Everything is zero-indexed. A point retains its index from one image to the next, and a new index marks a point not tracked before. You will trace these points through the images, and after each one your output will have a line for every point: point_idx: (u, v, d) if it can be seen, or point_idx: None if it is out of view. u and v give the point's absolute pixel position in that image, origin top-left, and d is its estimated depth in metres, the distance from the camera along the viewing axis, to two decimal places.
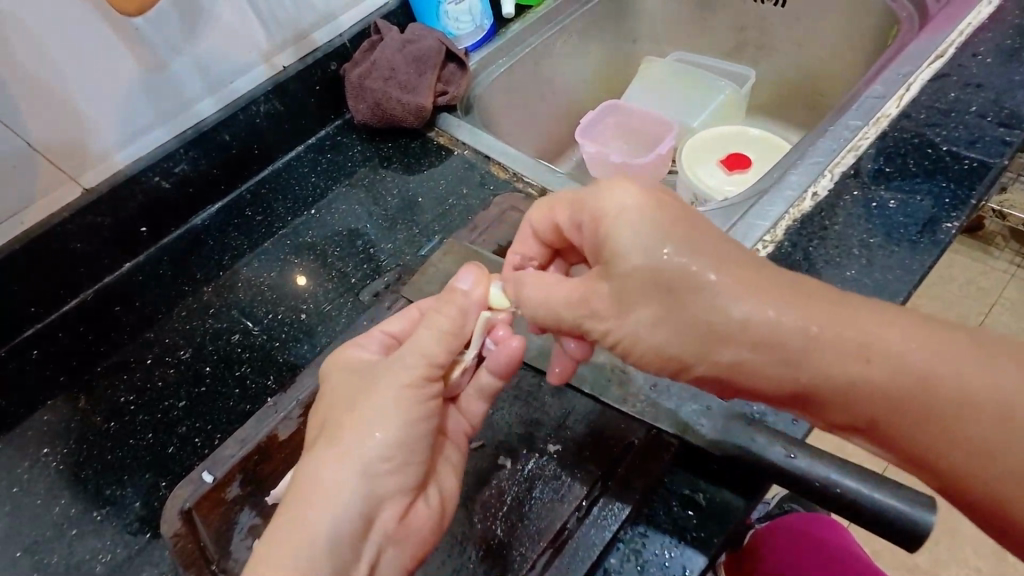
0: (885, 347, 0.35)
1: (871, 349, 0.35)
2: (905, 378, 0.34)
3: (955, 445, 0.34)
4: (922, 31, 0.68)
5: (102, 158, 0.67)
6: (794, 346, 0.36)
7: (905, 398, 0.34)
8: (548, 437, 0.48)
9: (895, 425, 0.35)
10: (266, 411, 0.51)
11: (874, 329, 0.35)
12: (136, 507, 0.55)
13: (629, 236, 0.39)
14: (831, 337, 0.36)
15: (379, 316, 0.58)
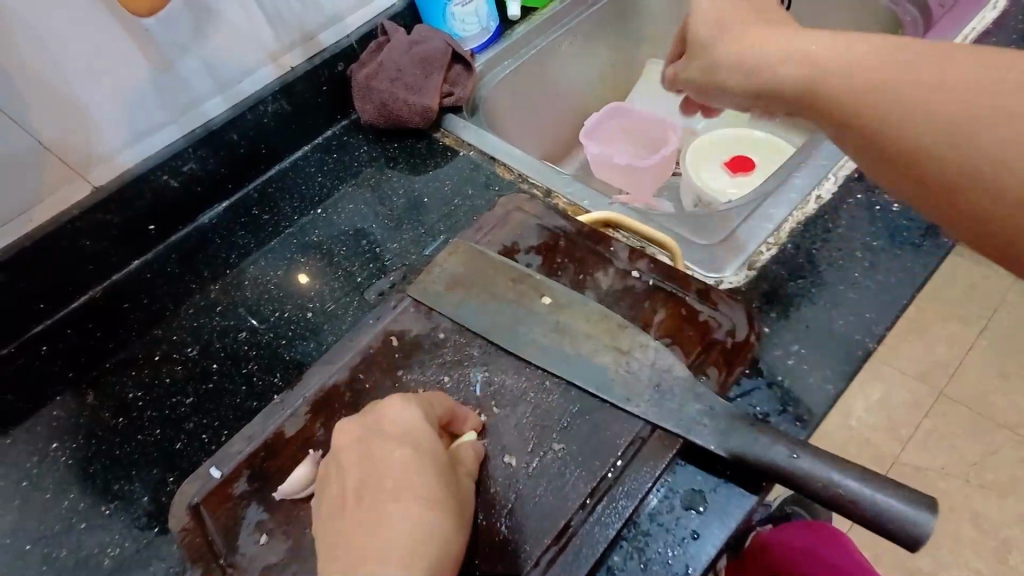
0: (958, 71, 0.34)
1: (890, 65, 0.36)
2: (932, 128, 0.34)
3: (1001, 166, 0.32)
4: (926, 35, 0.69)
5: (112, 157, 0.68)
6: (835, 66, 0.38)
7: (946, 103, 0.33)
8: (554, 437, 0.48)
9: (929, 97, 0.34)
10: (273, 408, 0.52)
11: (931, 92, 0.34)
12: (144, 502, 0.56)
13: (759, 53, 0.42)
14: (898, 100, 0.35)
15: (385, 314, 0.56)
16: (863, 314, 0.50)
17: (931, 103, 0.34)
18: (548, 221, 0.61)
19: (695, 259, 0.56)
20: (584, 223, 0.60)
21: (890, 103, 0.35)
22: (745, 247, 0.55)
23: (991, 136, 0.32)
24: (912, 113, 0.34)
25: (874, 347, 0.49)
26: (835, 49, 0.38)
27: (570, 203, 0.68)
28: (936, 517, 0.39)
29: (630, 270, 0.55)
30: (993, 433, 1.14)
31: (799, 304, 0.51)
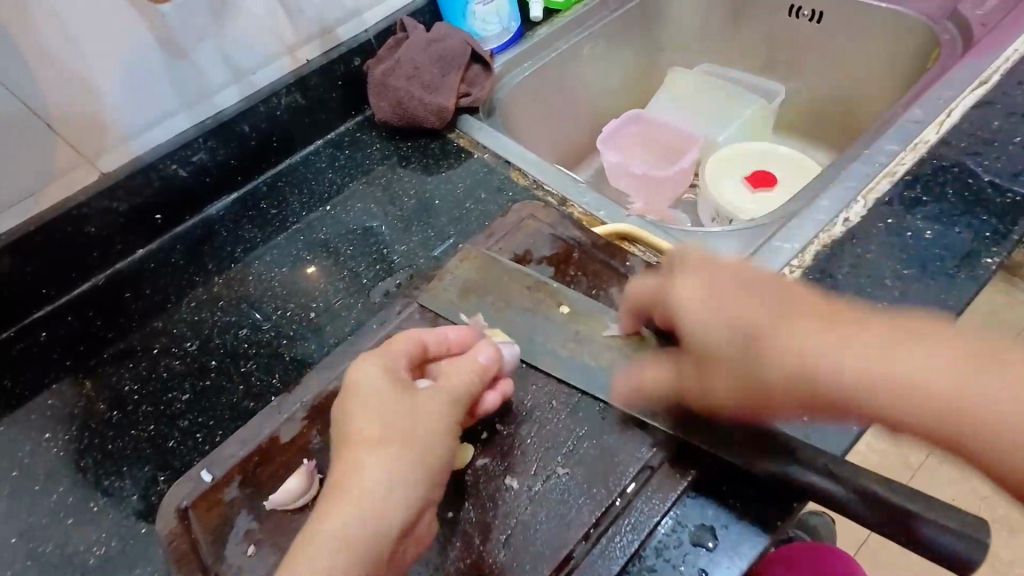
0: (875, 340, 0.37)
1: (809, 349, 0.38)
2: (868, 386, 0.36)
3: (899, 364, 0.36)
4: (966, 55, 0.66)
5: (121, 144, 0.67)
6: (793, 287, 0.43)
7: (861, 378, 0.36)
8: (562, 467, 0.45)
9: (815, 350, 0.38)
10: (270, 411, 0.50)
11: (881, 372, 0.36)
12: (133, 500, 0.54)
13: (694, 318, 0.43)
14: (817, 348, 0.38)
15: (390, 320, 0.55)
16: None
17: (856, 359, 0.36)
18: (562, 231, 0.58)
19: None
20: (600, 235, 0.58)
21: (836, 379, 0.37)
22: (766, 269, 0.53)
23: (855, 358, 0.37)
24: (810, 349, 0.38)
25: None
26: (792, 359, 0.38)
27: (585, 212, 0.65)
28: (977, 544, 0.37)
29: None
30: None
31: None
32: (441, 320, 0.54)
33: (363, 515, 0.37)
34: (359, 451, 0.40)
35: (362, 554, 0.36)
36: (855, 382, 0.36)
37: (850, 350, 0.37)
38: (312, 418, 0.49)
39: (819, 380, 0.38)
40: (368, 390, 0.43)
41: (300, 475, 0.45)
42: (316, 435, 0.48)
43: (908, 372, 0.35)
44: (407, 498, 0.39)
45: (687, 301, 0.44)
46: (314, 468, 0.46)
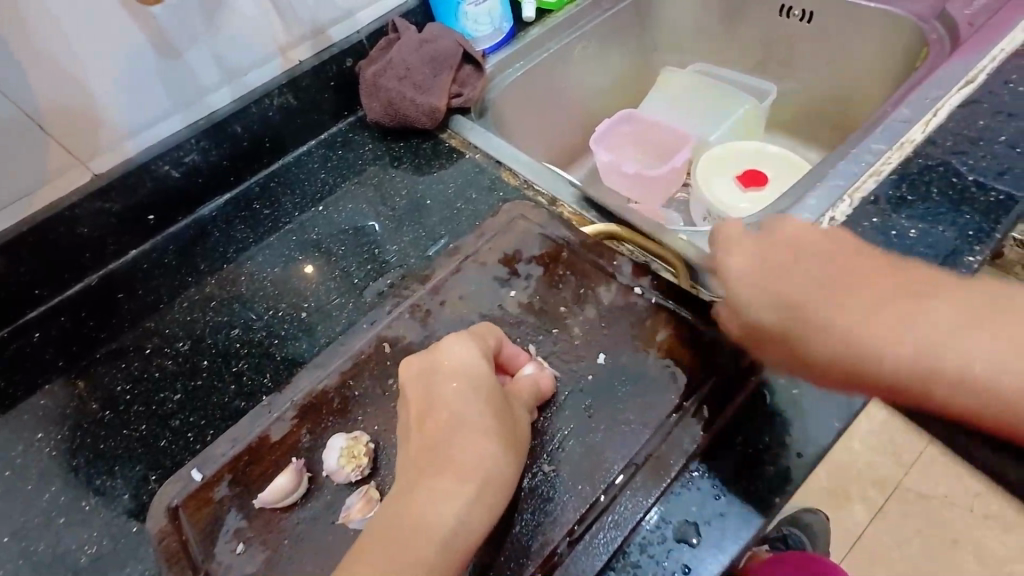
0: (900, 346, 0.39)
1: (836, 327, 0.41)
2: (911, 359, 0.39)
3: (910, 345, 0.39)
4: (953, 55, 0.66)
5: (113, 145, 0.67)
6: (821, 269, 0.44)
7: (895, 349, 0.39)
8: (551, 466, 0.45)
9: (824, 306, 0.42)
10: (260, 410, 0.50)
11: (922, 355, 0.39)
12: (125, 499, 0.54)
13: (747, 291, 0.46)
14: (836, 339, 0.41)
15: (379, 319, 0.55)
16: None
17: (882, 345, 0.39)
18: (552, 231, 0.59)
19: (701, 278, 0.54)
20: (589, 235, 0.58)
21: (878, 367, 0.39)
22: None
23: (900, 349, 0.39)
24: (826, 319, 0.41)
25: None
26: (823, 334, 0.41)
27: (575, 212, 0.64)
28: None
29: (633, 286, 0.53)
30: None
31: None
32: (431, 319, 0.55)
33: (437, 494, 0.40)
34: (442, 435, 0.43)
35: (440, 530, 0.38)
36: (904, 350, 0.39)
37: (872, 364, 0.40)
38: (302, 417, 0.50)
39: (861, 355, 0.40)
40: (449, 375, 0.45)
41: (288, 473, 0.46)
42: (306, 434, 0.49)
43: (955, 358, 0.38)
44: (482, 483, 0.41)
45: (735, 281, 0.47)
46: (302, 467, 0.46)
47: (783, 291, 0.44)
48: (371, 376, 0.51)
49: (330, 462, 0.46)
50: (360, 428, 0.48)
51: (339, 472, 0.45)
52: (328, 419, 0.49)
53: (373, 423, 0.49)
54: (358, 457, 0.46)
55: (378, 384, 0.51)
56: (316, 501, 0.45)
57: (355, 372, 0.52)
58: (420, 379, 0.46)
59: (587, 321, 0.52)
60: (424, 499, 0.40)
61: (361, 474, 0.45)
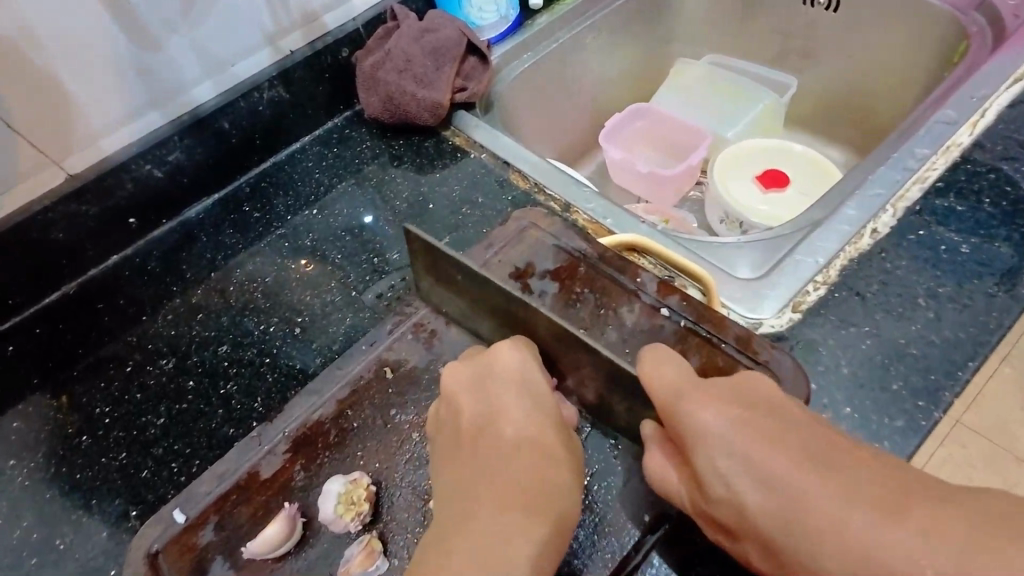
0: (824, 506, 0.31)
1: (770, 466, 0.34)
2: (821, 525, 0.31)
3: (832, 515, 0.31)
4: (1001, 49, 0.61)
5: (88, 143, 0.61)
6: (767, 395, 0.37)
7: (811, 516, 0.32)
8: (579, 519, 0.42)
9: (814, 497, 0.32)
10: (249, 442, 0.45)
11: (834, 513, 0.31)
12: (103, 537, 0.50)
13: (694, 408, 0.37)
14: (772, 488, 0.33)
15: (380, 340, 0.50)
16: (927, 375, 0.43)
17: (807, 500, 0.32)
18: (567, 241, 0.54)
19: (732, 297, 0.49)
20: (607, 246, 0.53)
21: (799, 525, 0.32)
22: (788, 285, 0.48)
23: (816, 513, 0.31)
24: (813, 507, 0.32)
25: (941, 418, 0.41)
26: (745, 475, 0.34)
27: (590, 220, 0.60)
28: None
29: (659, 306, 0.48)
30: None
31: (850, 356, 0.44)
32: (436, 341, 0.50)
33: (503, 528, 0.35)
34: (498, 456, 0.39)
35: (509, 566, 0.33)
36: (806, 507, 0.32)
37: (792, 520, 0.32)
38: (295, 451, 0.45)
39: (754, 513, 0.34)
40: (505, 384, 0.42)
41: (279, 522, 0.41)
42: (299, 471, 0.44)
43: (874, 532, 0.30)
44: (554, 523, 0.36)
45: (706, 438, 0.36)
46: (295, 512, 0.42)
47: (718, 422, 0.36)
48: (371, 405, 0.47)
49: (327, 510, 0.41)
50: (360, 470, 0.43)
51: (337, 521, 0.41)
52: (324, 455, 0.45)
53: (372, 459, 0.45)
54: (357, 503, 0.41)
55: (379, 415, 0.46)
56: (311, 550, 0.41)
57: (354, 401, 0.47)
58: (467, 393, 0.42)
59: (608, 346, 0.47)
60: (492, 530, 0.35)
61: (362, 523, 0.41)
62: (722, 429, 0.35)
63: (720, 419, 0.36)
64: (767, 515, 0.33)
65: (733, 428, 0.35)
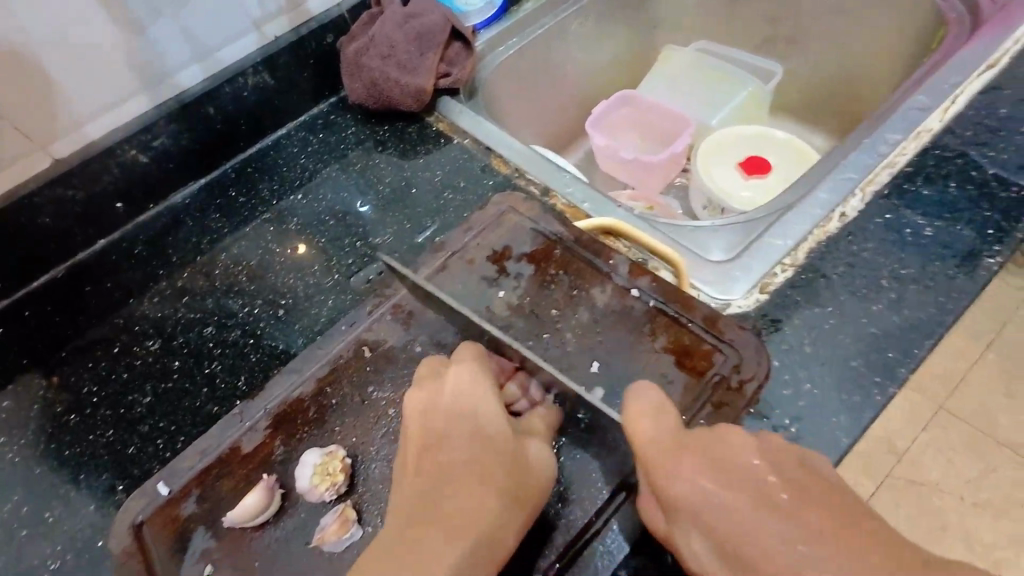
0: (740, 517, 0.34)
1: (699, 479, 0.36)
2: (736, 534, 0.34)
3: (746, 526, 0.33)
4: (975, 35, 0.62)
5: (73, 128, 0.62)
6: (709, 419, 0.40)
7: (727, 526, 0.34)
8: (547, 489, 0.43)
9: (729, 509, 0.34)
10: (231, 419, 0.47)
11: (746, 524, 0.33)
12: (91, 511, 0.52)
13: (641, 419, 0.40)
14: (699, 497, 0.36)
15: (359, 321, 0.51)
16: (886, 353, 0.45)
17: (726, 511, 0.34)
18: (544, 225, 0.55)
19: (702, 279, 0.50)
20: (583, 229, 0.54)
21: (716, 532, 0.34)
22: (757, 267, 0.50)
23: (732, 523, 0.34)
24: (729, 511, 0.34)
25: (896, 393, 0.43)
26: (674, 483, 0.37)
27: (569, 204, 0.61)
28: None
29: (630, 288, 0.49)
30: (993, 455, 1.09)
31: (813, 335, 0.46)
32: (414, 321, 0.51)
33: (426, 549, 0.35)
34: (436, 474, 0.40)
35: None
36: (726, 516, 0.34)
37: (712, 528, 0.34)
38: (275, 427, 0.46)
39: (678, 518, 0.36)
40: (452, 403, 0.43)
41: (258, 491, 0.43)
42: (279, 446, 0.46)
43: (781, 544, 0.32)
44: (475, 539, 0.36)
45: (646, 450, 0.39)
46: (273, 484, 0.43)
47: (655, 438, 0.39)
48: (350, 383, 0.48)
49: (304, 480, 0.43)
50: (336, 443, 0.45)
51: (313, 491, 0.43)
52: (303, 430, 0.46)
53: (350, 434, 0.46)
54: (332, 474, 0.43)
55: (357, 392, 0.48)
56: (289, 520, 0.43)
57: (333, 379, 0.48)
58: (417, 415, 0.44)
59: (579, 326, 0.49)
60: (412, 550, 0.35)
61: (337, 492, 0.43)
62: (661, 443, 0.39)
63: (657, 434, 0.39)
64: (690, 521, 0.36)
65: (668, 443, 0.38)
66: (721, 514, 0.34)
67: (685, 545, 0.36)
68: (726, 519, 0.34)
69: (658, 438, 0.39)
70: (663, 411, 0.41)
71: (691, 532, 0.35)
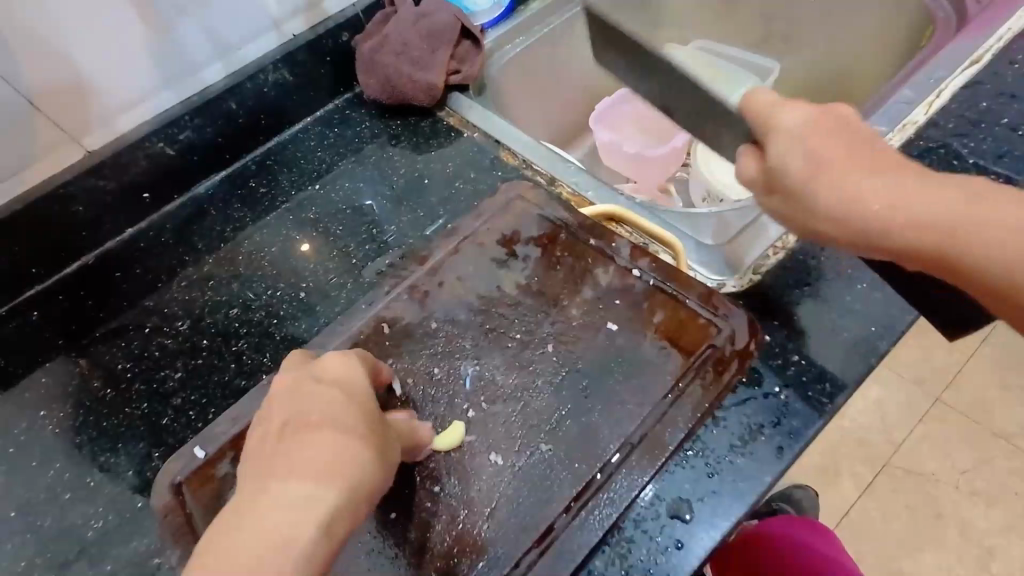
0: (926, 197, 0.38)
1: (885, 179, 0.39)
2: (892, 203, 0.38)
3: (909, 204, 0.38)
4: (960, 33, 0.65)
5: (105, 121, 0.66)
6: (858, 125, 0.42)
7: (877, 198, 0.39)
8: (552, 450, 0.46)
9: (908, 196, 0.38)
10: (261, 389, 0.51)
11: (922, 200, 0.38)
12: (128, 476, 0.56)
13: (793, 127, 0.42)
14: (860, 178, 0.39)
15: (378, 300, 0.55)
16: (867, 327, 0.48)
17: (869, 183, 0.39)
18: (550, 212, 0.58)
19: (699, 261, 0.54)
20: (588, 216, 0.57)
21: (873, 213, 0.39)
22: (751, 250, 0.53)
23: (875, 186, 0.39)
24: (877, 203, 0.39)
25: (877, 363, 0.47)
26: (842, 203, 0.40)
27: (574, 193, 0.65)
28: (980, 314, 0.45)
29: (631, 268, 0.53)
30: (988, 443, 1.11)
31: (800, 312, 0.49)
32: (429, 301, 0.55)
33: (303, 493, 0.36)
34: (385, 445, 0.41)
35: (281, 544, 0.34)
36: (883, 200, 0.39)
37: (875, 196, 0.39)
38: None
39: (862, 201, 0.39)
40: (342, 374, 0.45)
41: None
42: None
43: (962, 212, 0.37)
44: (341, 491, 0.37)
45: (805, 155, 0.41)
46: None
47: (837, 137, 0.41)
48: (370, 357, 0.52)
49: None
50: None
51: None
52: None
53: None
54: None
55: None
56: None
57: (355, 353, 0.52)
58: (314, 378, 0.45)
59: (584, 304, 0.52)
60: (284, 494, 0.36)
61: None
62: (821, 151, 0.40)
63: (818, 138, 0.41)
64: (847, 186, 0.40)
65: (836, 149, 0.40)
66: (869, 206, 0.39)
67: (856, 185, 0.39)
68: (893, 197, 0.38)
69: (805, 152, 0.41)
70: (823, 112, 0.42)
71: (875, 221, 0.39)
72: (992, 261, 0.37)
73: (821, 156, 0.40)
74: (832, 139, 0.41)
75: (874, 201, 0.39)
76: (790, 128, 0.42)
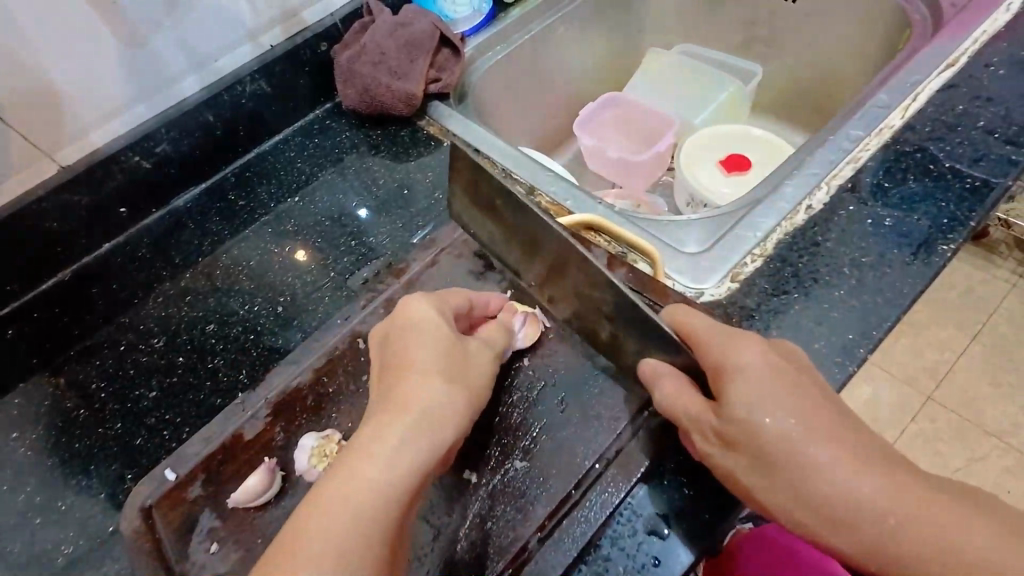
0: (804, 408, 0.39)
1: (787, 389, 0.40)
2: (779, 397, 0.40)
3: (795, 415, 0.39)
4: (937, 36, 0.65)
5: (78, 135, 0.65)
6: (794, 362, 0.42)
7: (771, 395, 0.40)
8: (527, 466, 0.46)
9: (788, 412, 0.39)
10: (234, 408, 0.50)
11: (798, 415, 0.39)
12: (101, 498, 0.55)
13: (732, 357, 0.42)
14: (762, 386, 0.40)
15: (354, 314, 0.54)
16: (846, 334, 0.48)
17: (762, 397, 0.40)
18: None
19: (677, 270, 0.53)
20: (565, 225, 0.56)
21: (745, 400, 0.40)
22: (728, 258, 0.53)
23: (762, 391, 0.40)
24: (760, 394, 0.40)
25: (854, 371, 0.46)
26: (747, 374, 0.41)
27: (553, 202, 0.65)
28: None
29: None
30: (980, 442, 1.11)
31: (780, 321, 0.49)
32: None
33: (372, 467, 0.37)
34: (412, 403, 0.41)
35: (329, 531, 0.35)
36: (769, 399, 0.40)
37: (753, 390, 0.40)
38: (275, 415, 0.49)
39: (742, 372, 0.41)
40: (412, 331, 0.45)
41: (259, 473, 0.46)
42: (279, 432, 0.48)
43: (830, 454, 0.38)
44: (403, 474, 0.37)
45: (733, 367, 0.41)
46: (274, 467, 0.46)
47: (764, 366, 0.41)
48: (345, 372, 0.51)
49: (302, 462, 0.46)
50: (332, 427, 0.48)
51: (311, 471, 0.46)
52: (302, 417, 0.49)
53: (346, 420, 0.49)
54: (329, 455, 0.46)
55: (352, 381, 0.51)
56: (290, 499, 0.46)
57: (330, 368, 0.51)
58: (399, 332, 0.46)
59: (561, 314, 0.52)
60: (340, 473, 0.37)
61: None
62: (742, 364, 0.41)
63: (756, 358, 0.41)
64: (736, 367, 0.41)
65: (762, 371, 0.41)
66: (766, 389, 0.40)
67: (739, 366, 0.41)
68: (779, 402, 0.40)
69: (724, 360, 0.42)
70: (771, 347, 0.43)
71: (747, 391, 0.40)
72: (862, 495, 0.37)
73: (741, 382, 0.41)
74: (762, 375, 0.41)
75: (766, 380, 0.40)
76: (724, 349, 0.42)
